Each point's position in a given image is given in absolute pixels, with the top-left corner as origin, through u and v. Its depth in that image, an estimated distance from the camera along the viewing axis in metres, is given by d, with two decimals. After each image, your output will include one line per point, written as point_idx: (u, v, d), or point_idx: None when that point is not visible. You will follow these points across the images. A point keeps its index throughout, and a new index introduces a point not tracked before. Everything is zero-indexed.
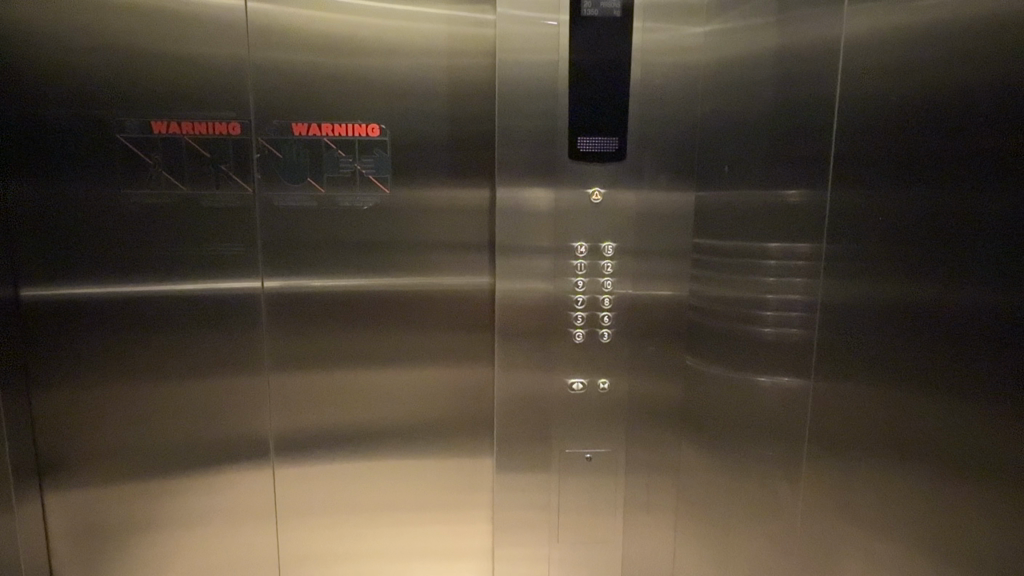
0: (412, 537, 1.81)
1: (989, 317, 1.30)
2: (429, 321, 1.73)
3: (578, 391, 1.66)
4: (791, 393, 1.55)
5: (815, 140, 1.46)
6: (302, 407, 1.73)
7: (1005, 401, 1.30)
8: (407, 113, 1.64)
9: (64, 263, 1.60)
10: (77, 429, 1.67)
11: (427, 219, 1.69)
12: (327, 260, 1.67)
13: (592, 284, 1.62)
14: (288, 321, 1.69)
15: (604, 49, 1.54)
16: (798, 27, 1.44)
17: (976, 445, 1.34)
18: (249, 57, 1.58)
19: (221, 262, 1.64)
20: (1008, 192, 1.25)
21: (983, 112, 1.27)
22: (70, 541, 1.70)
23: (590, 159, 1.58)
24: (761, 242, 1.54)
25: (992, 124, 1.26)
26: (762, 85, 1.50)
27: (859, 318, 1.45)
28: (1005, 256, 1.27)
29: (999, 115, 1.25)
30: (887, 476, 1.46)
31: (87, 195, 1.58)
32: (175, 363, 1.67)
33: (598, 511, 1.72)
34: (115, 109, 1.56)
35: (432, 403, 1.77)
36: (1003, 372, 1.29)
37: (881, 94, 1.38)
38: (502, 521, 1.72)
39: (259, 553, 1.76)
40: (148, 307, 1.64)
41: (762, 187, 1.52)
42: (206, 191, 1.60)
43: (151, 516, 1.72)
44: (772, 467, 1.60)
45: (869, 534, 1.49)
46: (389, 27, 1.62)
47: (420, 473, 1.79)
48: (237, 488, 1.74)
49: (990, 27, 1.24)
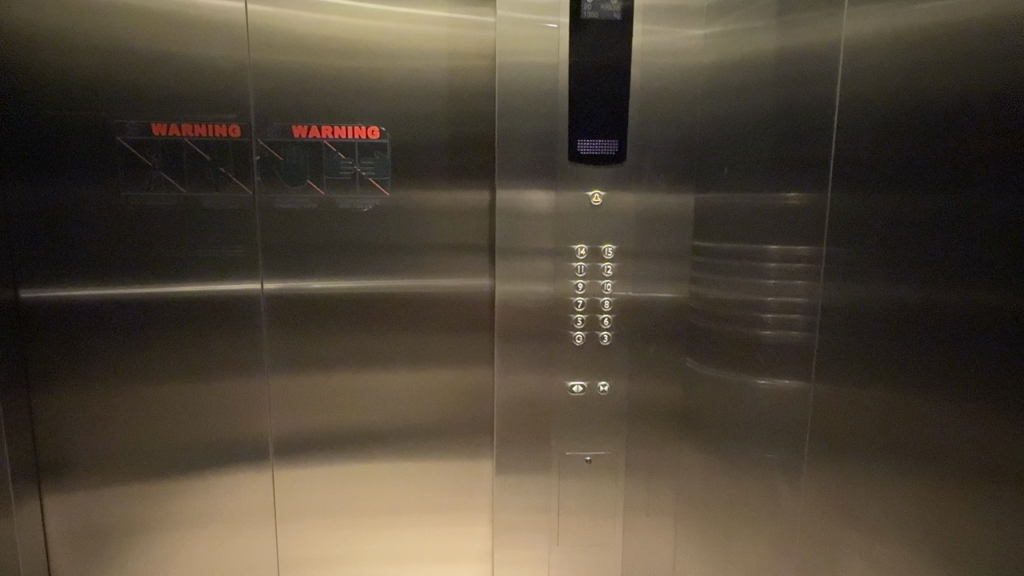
0: (411, 540, 1.81)
1: (990, 320, 1.30)
2: (429, 323, 1.73)
3: (577, 394, 1.66)
4: (791, 396, 1.55)
5: (815, 143, 1.46)
6: (301, 409, 1.73)
7: (1006, 405, 1.29)
8: (407, 115, 1.64)
9: (65, 265, 1.60)
10: (77, 430, 1.67)
11: (427, 221, 1.69)
12: (326, 262, 1.67)
13: (591, 286, 1.62)
14: (288, 323, 1.69)
15: (603, 52, 1.54)
16: (798, 30, 1.45)
17: (977, 448, 1.33)
18: (249, 59, 1.58)
19: (221, 264, 1.64)
20: (1009, 195, 1.25)
21: (984, 115, 1.26)
22: (70, 543, 1.70)
23: (589, 162, 1.58)
24: (761, 245, 1.54)
25: (993, 127, 1.25)
26: (761, 88, 1.50)
27: (860, 321, 1.45)
28: (1006, 259, 1.26)
29: (1000, 117, 1.25)
30: (886, 479, 1.45)
31: (88, 197, 1.58)
32: (175, 365, 1.67)
33: (598, 514, 1.72)
34: (115, 111, 1.56)
35: (431, 405, 1.77)
36: (1004, 376, 1.29)
37: (881, 97, 1.38)
38: (502, 523, 1.72)
39: (258, 556, 1.76)
40: (148, 309, 1.64)
41: (761, 190, 1.52)
42: (206, 193, 1.60)
43: (150, 518, 1.72)
44: (772, 470, 1.59)
45: (868, 537, 1.49)
46: (389, 29, 1.62)
47: (419, 476, 1.79)
48: (236, 491, 1.73)
49: (989, 30, 1.24)
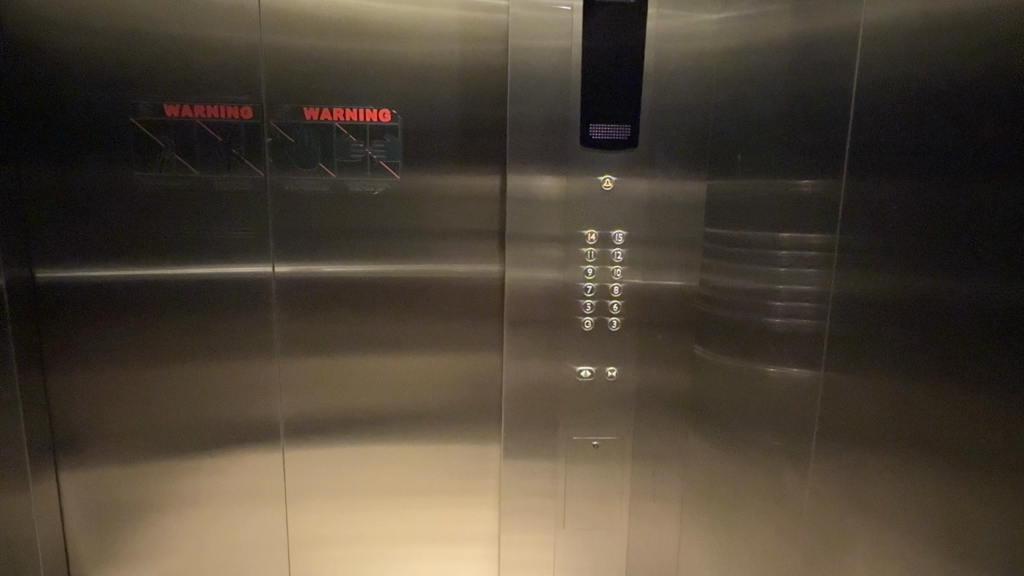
0: (418, 522, 1.83)
1: (987, 310, 1.34)
2: (437, 307, 1.74)
3: (585, 380, 1.66)
4: (801, 385, 1.55)
5: (829, 130, 1.45)
6: (310, 391, 1.74)
7: (999, 393, 1.34)
8: (418, 99, 1.63)
9: (80, 245, 1.62)
10: (91, 408, 1.69)
11: (436, 205, 1.69)
12: (339, 247, 1.68)
13: (601, 273, 1.61)
14: (299, 305, 1.70)
15: (614, 35, 1.52)
16: (814, 15, 1.43)
17: (970, 433, 1.38)
18: (260, 42, 1.58)
19: (231, 246, 1.65)
20: (1004, 188, 1.30)
21: (982, 106, 1.30)
22: (85, 519, 1.73)
23: (600, 147, 1.57)
24: (773, 232, 1.52)
25: (992, 120, 1.30)
26: (777, 74, 1.48)
27: (869, 309, 1.45)
28: (1005, 251, 1.31)
29: (998, 109, 1.29)
30: (895, 467, 1.47)
31: (103, 178, 1.59)
32: (187, 344, 1.69)
33: (604, 500, 1.73)
34: (126, 92, 1.56)
35: (439, 388, 1.78)
36: (998, 364, 1.34)
37: (895, 83, 1.37)
38: (509, 506, 1.74)
39: (267, 536, 1.79)
40: (158, 291, 1.65)
41: (776, 177, 1.51)
42: (218, 175, 1.61)
43: (162, 494, 1.74)
44: (779, 457, 1.60)
45: (874, 524, 1.50)
46: (399, 12, 1.60)
47: (425, 458, 1.80)
48: (245, 469, 1.76)
49: (993, 28, 1.27)
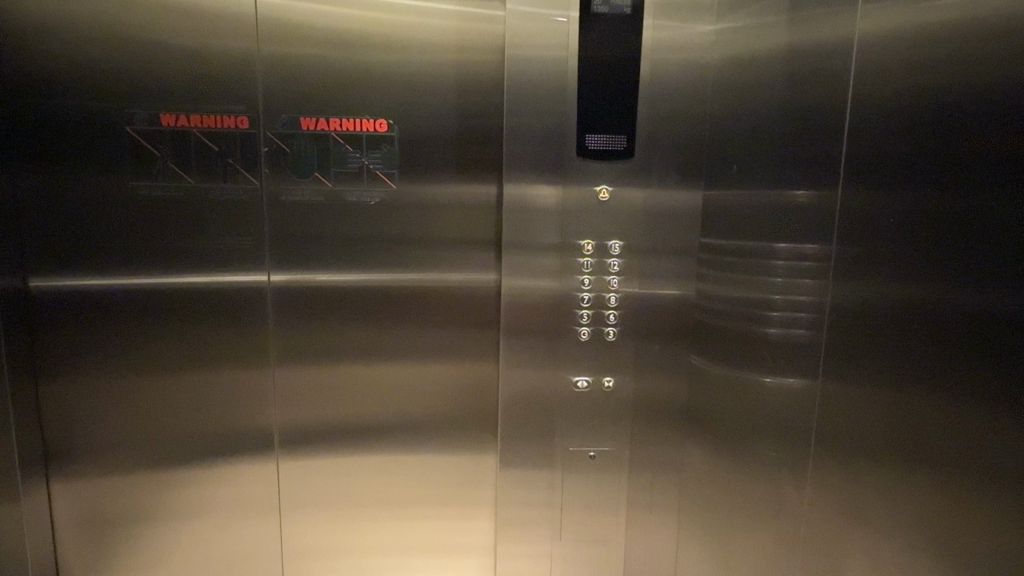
0: (414, 532, 1.81)
1: (986, 320, 1.31)
2: (433, 316, 1.73)
3: (581, 390, 1.66)
4: (797, 395, 1.56)
5: (825, 141, 1.46)
6: (305, 400, 1.73)
7: (1001, 405, 1.31)
8: (415, 109, 1.63)
9: (74, 255, 1.61)
10: (84, 419, 1.68)
11: (432, 215, 1.69)
12: (334, 256, 1.67)
13: (598, 282, 1.61)
14: (294, 314, 1.69)
15: (611, 47, 1.53)
16: (809, 27, 1.44)
17: (970, 445, 1.35)
18: (258, 53, 1.58)
19: (227, 256, 1.65)
20: (1004, 196, 1.26)
21: (983, 112, 1.27)
22: (76, 530, 1.71)
23: (595, 157, 1.57)
24: (769, 242, 1.53)
25: (994, 126, 1.26)
26: (773, 85, 1.49)
27: (864, 318, 1.45)
28: (1005, 259, 1.27)
29: (1002, 114, 1.25)
30: (892, 478, 1.45)
31: (98, 187, 1.59)
32: (181, 353, 1.68)
33: (600, 510, 1.72)
34: (123, 102, 1.56)
35: (435, 399, 1.77)
36: (999, 376, 1.30)
37: (891, 94, 1.38)
38: (505, 516, 1.73)
39: (260, 547, 1.77)
40: (152, 299, 1.65)
41: (772, 187, 1.51)
42: (214, 185, 1.61)
43: (155, 504, 1.73)
44: (776, 467, 1.59)
45: (872, 535, 1.49)
46: (397, 22, 1.61)
47: (420, 468, 1.79)
48: (238, 479, 1.74)
49: (985, 33, 1.26)
